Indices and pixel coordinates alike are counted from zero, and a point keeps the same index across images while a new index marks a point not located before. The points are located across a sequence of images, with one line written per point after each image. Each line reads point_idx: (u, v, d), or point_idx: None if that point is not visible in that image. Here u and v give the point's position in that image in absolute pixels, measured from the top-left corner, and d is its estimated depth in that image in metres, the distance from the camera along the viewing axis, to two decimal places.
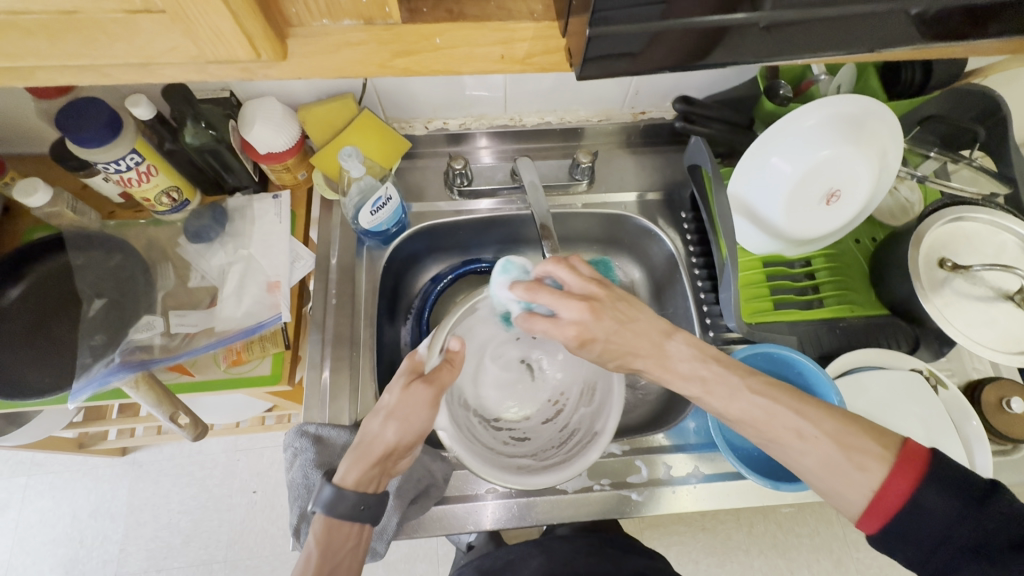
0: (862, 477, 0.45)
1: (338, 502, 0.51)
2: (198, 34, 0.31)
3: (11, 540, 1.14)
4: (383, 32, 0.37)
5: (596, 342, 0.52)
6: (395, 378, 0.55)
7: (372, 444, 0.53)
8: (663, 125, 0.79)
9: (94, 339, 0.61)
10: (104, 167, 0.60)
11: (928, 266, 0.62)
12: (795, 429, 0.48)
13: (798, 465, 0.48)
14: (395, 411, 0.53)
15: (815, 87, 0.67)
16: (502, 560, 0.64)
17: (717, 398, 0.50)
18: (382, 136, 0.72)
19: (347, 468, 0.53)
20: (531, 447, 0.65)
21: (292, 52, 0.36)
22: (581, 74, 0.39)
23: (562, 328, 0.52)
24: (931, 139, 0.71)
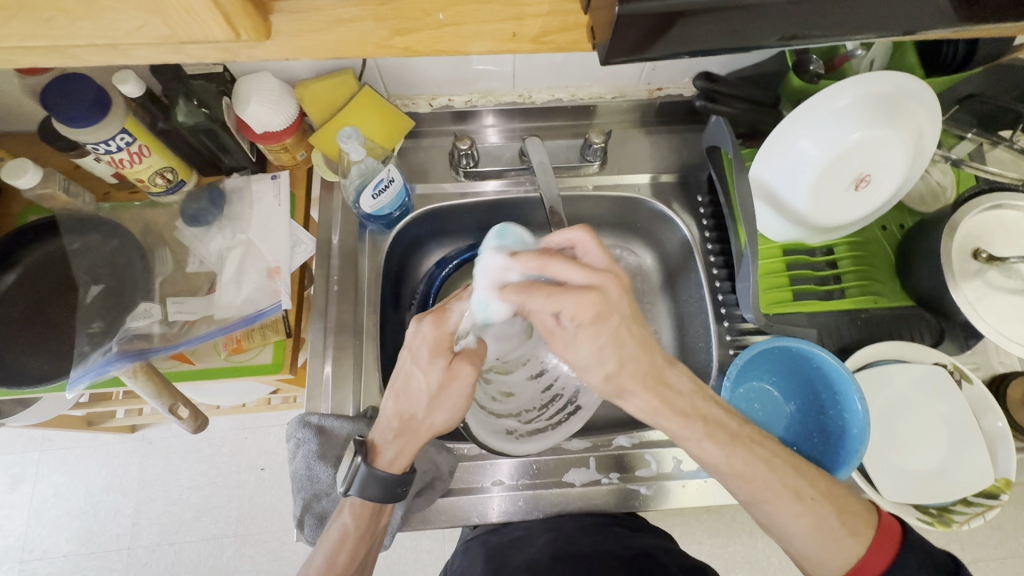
0: (850, 543, 0.45)
1: (367, 485, 0.53)
2: (170, 13, 0.28)
3: (27, 513, 1.16)
4: (379, 8, 0.33)
5: (602, 333, 0.45)
6: (433, 360, 0.51)
7: (423, 429, 0.53)
8: (680, 103, 0.74)
9: (92, 327, 0.60)
10: (94, 148, 0.57)
11: (961, 257, 0.59)
12: (792, 489, 0.47)
13: (782, 526, 0.48)
14: (441, 394, 0.52)
15: (850, 63, 0.63)
16: (508, 537, 0.61)
17: (720, 443, 0.49)
18: (384, 114, 0.68)
19: (398, 455, 0.53)
20: (518, 399, 0.68)
21: (278, 31, 0.32)
22: (605, 60, 0.35)
23: (577, 297, 0.43)
24: (967, 120, 0.67)
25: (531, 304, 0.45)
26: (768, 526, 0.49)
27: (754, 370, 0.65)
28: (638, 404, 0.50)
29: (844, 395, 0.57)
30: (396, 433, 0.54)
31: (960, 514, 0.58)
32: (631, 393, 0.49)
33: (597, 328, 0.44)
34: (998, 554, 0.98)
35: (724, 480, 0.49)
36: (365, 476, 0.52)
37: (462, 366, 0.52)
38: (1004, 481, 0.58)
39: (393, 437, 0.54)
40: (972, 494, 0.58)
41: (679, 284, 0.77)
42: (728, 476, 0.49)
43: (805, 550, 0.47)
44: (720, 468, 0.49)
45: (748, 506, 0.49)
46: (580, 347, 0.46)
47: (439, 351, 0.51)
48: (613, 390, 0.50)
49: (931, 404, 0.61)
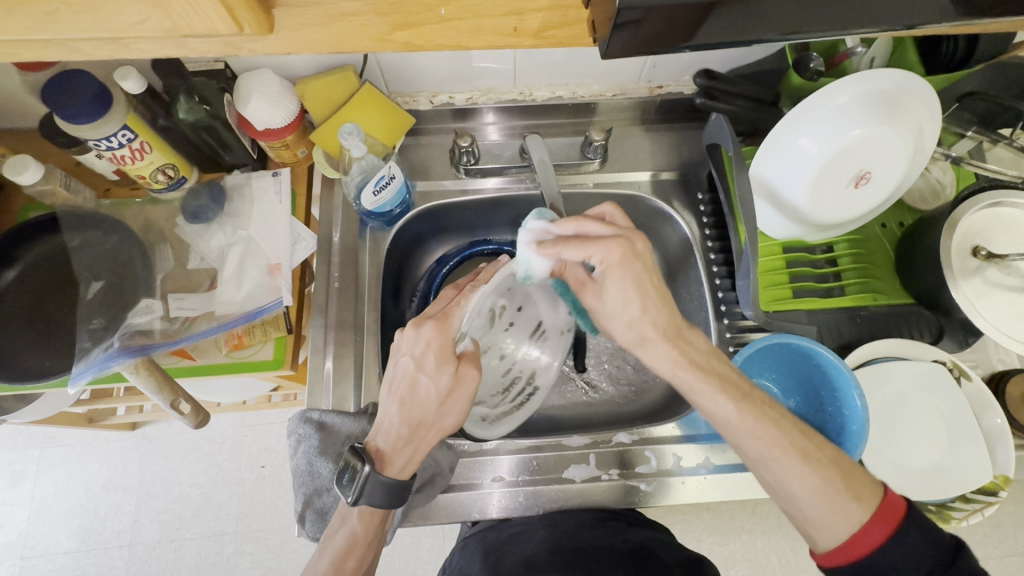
0: (851, 510, 0.45)
1: (373, 491, 0.51)
2: (172, 6, 0.28)
3: (28, 510, 1.16)
4: (381, 2, 0.33)
5: (628, 276, 0.50)
6: (441, 366, 0.52)
7: (430, 433, 0.54)
8: (681, 100, 0.75)
9: (93, 322, 0.60)
10: (95, 144, 0.57)
11: (960, 254, 0.59)
12: (798, 447, 0.48)
13: (788, 487, 0.48)
14: (449, 399, 0.53)
15: (850, 60, 0.62)
16: (505, 533, 0.60)
17: (733, 398, 0.50)
18: (384, 111, 0.68)
19: (409, 461, 0.53)
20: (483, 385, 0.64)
21: (280, 26, 0.32)
22: (605, 54, 0.35)
23: (606, 244, 0.48)
24: (968, 118, 0.67)
25: (563, 256, 0.49)
26: (775, 487, 0.49)
27: (753, 367, 0.65)
28: (658, 354, 0.53)
29: (842, 392, 0.58)
30: (406, 440, 0.53)
31: (959, 511, 0.60)
32: (650, 342, 0.53)
33: (625, 271, 0.49)
34: (997, 553, 0.98)
35: (731, 436, 0.50)
36: (374, 484, 0.51)
37: (469, 368, 0.53)
38: (1003, 477, 0.58)
39: (405, 443, 0.53)
40: (971, 491, 0.58)
41: (678, 281, 0.77)
42: (736, 429, 0.50)
43: (807, 512, 0.47)
44: (732, 425, 0.50)
45: (755, 465, 0.50)
46: (613, 293, 0.51)
47: (445, 357, 0.52)
48: (635, 337, 0.54)
49: (930, 401, 0.61)
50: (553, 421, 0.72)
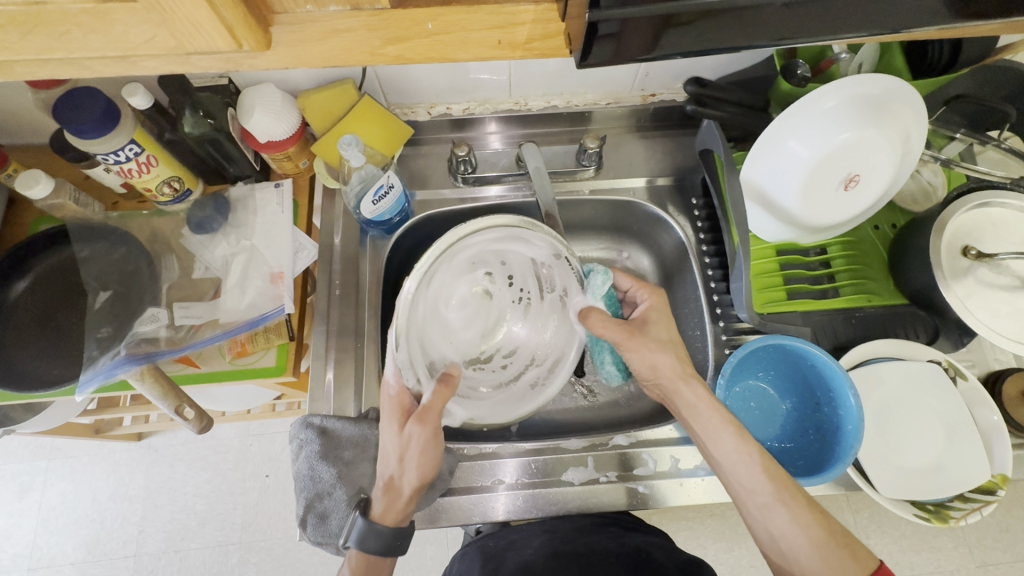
0: (852, 565, 0.48)
1: (366, 538, 0.54)
2: (176, 25, 0.29)
3: (35, 521, 1.17)
4: (371, 18, 0.34)
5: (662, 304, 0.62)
6: (390, 424, 0.54)
7: (403, 490, 0.54)
8: (673, 108, 0.76)
9: (100, 331, 0.62)
10: (104, 158, 0.59)
11: (951, 254, 0.60)
12: (805, 500, 0.52)
13: (792, 537, 0.50)
14: (406, 455, 0.53)
15: (836, 66, 0.64)
16: (504, 540, 0.62)
17: (750, 442, 0.54)
18: (383, 122, 0.70)
19: (385, 507, 0.55)
20: (510, 346, 0.61)
21: (277, 42, 0.34)
22: (581, 63, 0.36)
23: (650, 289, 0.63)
24: (956, 120, 0.67)
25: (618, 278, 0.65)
26: (774, 540, 0.52)
27: (749, 368, 0.66)
28: (691, 394, 0.57)
29: (838, 392, 0.58)
30: (384, 491, 0.55)
31: (957, 510, 0.58)
32: (687, 379, 0.57)
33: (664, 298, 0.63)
34: (1006, 558, 0.97)
35: (737, 474, 0.53)
36: (362, 529, 0.54)
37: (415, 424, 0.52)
38: (1001, 476, 0.58)
39: (383, 501, 0.55)
40: (969, 490, 0.59)
41: (675, 285, 0.77)
42: (737, 464, 0.53)
43: (804, 565, 0.49)
44: (744, 462, 0.53)
45: (761, 511, 0.52)
46: (657, 329, 0.61)
47: (399, 415, 0.54)
48: (679, 371, 0.58)
49: (927, 399, 0.61)
50: (553, 425, 0.73)
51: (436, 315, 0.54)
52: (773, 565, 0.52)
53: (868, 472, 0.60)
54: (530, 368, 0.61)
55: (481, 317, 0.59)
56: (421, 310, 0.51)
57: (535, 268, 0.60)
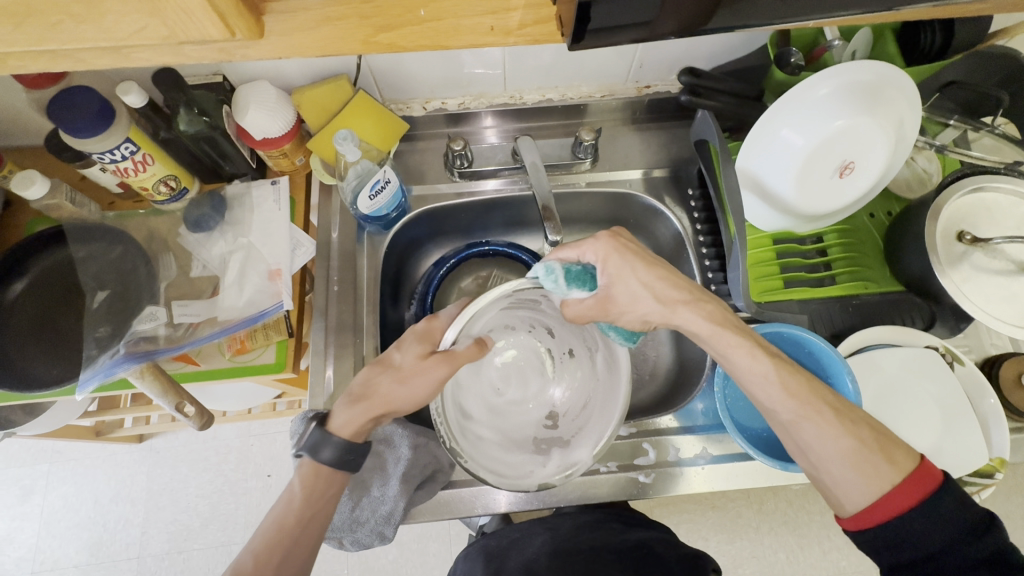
0: (886, 469, 0.45)
1: (320, 445, 0.52)
2: (167, 16, 0.29)
3: (38, 524, 1.17)
4: (364, 6, 0.35)
5: (626, 260, 0.54)
6: (410, 341, 0.55)
7: (380, 399, 0.53)
8: (668, 99, 0.76)
9: (99, 331, 0.62)
10: (99, 157, 0.59)
11: (946, 240, 0.60)
12: (833, 407, 0.48)
13: (818, 447, 0.47)
14: (406, 377, 0.53)
15: (829, 54, 0.64)
16: (506, 539, 0.63)
17: (768, 357, 0.50)
18: (378, 117, 0.70)
19: (348, 419, 0.52)
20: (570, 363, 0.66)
21: (270, 31, 0.34)
22: (574, 46, 0.36)
23: (594, 244, 0.55)
24: (949, 107, 0.67)
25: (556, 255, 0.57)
26: (806, 453, 0.49)
27: None
28: (693, 318, 0.53)
29: (835, 378, 0.59)
30: (356, 402, 0.53)
31: (957, 492, 0.60)
32: (681, 308, 0.54)
33: (620, 256, 0.54)
34: None
35: (757, 393, 0.51)
36: (316, 438, 0.52)
37: (437, 359, 0.52)
38: (999, 460, 0.60)
39: (360, 414, 0.53)
40: (970, 473, 0.60)
41: None
42: (757, 385, 0.50)
43: (834, 471, 0.47)
44: (765, 380, 0.50)
45: (787, 428, 0.49)
46: (624, 285, 0.54)
47: (424, 342, 0.55)
48: (665, 309, 0.54)
49: (925, 384, 0.62)
50: None
51: (495, 410, 0.63)
52: (810, 477, 0.50)
53: None
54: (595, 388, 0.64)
55: (523, 372, 0.66)
56: (481, 431, 0.60)
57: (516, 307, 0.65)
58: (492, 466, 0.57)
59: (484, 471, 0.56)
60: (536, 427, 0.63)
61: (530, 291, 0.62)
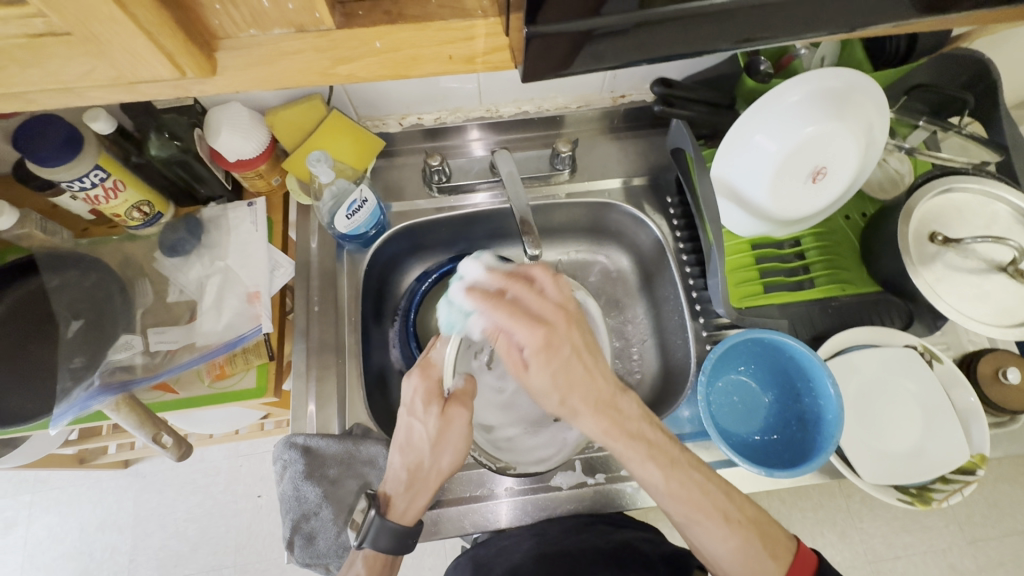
0: (772, 564, 0.48)
1: (380, 537, 0.53)
2: (113, 57, 0.28)
3: (21, 557, 1.15)
4: (318, 40, 0.32)
5: (554, 362, 0.49)
6: (426, 411, 0.55)
7: (431, 476, 0.56)
8: (644, 108, 0.77)
9: (74, 362, 0.60)
10: (69, 186, 0.58)
11: (919, 240, 0.61)
12: (722, 510, 0.50)
13: (710, 548, 0.50)
14: (442, 439, 0.55)
15: (797, 61, 0.65)
16: (495, 547, 0.60)
17: (659, 466, 0.50)
18: (353, 136, 0.70)
19: (406, 505, 0.55)
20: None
21: (224, 67, 0.32)
22: (526, 76, 0.35)
23: (531, 330, 0.48)
24: (919, 108, 0.69)
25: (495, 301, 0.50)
26: (699, 547, 0.51)
27: (730, 362, 0.66)
28: (588, 425, 0.51)
29: (817, 381, 0.59)
30: (407, 485, 0.55)
31: (939, 492, 0.59)
32: (582, 415, 0.51)
33: (549, 358, 0.48)
34: (995, 533, 0.99)
35: (658, 498, 0.52)
36: (379, 528, 0.53)
37: (459, 409, 0.55)
38: (980, 456, 0.59)
39: (405, 491, 0.55)
40: (950, 471, 0.59)
41: (654, 283, 0.78)
42: (661, 493, 0.51)
43: (728, 571, 0.49)
44: (658, 489, 0.50)
45: (681, 525, 0.52)
46: (539, 377, 0.49)
47: (431, 399, 0.55)
48: (566, 411, 0.51)
49: (904, 383, 0.62)
50: None
51: (506, 407, 0.69)
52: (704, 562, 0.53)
53: (850, 458, 0.61)
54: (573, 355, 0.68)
55: (508, 364, 0.70)
56: (507, 432, 0.68)
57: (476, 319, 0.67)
58: (532, 456, 0.65)
59: (530, 468, 0.63)
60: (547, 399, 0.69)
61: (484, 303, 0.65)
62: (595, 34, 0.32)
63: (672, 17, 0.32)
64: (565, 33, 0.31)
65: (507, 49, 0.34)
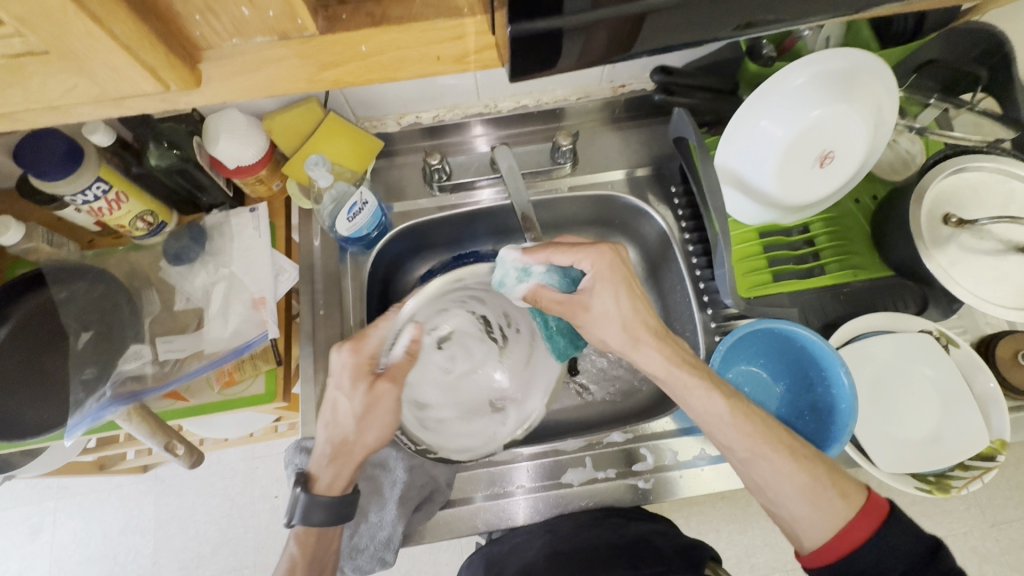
0: (841, 505, 0.46)
1: (312, 512, 0.54)
2: (95, 73, 0.28)
3: (49, 561, 1.17)
4: (302, 47, 0.31)
5: (619, 283, 0.55)
6: (354, 384, 0.56)
7: (357, 450, 0.57)
8: (645, 97, 0.75)
9: (85, 373, 0.61)
10: (72, 199, 0.58)
11: (932, 223, 0.59)
12: (788, 446, 0.50)
13: (775, 486, 0.49)
14: (368, 413, 0.56)
15: (801, 43, 0.64)
16: (508, 544, 0.60)
17: (725, 398, 0.51)
18: (352, 138, 0.70)
19: (332, 478, 0.56)
20: (506, 332, 0.70)
21: (209, 78, 0.32)
22: (515, 77, 0.34)
23: (598, 250, 0.54)
24: (929, 86, 0.66)
25: (554, 257, 0.57)
26: (762, 488, 0.50)
27: (740, 354, 0.65)
28: (652, 356, 0.54)
29: (830, 370, 0.58)
30: (332, 458, 0.56)
31: (959, 479, 0.58)
32: (644, 344, 0.54)
33: (615, 275, 0.54)
34: (1018, 515, 0.97)
35: (713, 433, 0.52)
36: (307, 503, 0.54)
37: (387, 389, 0.57)
38: (1000, 441, 0.58)
39: (330, 463, 0.56)
40: (969, 458, 0.58)
41: (661, 275, 0.77)
42: (714, 427, 0.51)
43: (792, 509, 0.48)
44: (725, 420, 0.51)
45: (744, 465, 0.51)
46: (603, 303, 0.55)
47: (359, 375, 0.56)
48: (629, 339, 0.55)
49: (920, 369, 0.61)
50: (553, 426, 0.72)
51: (449, 388, 0.67)
52: (766, 511, 0.52)
53: (866, 448, 0.60)
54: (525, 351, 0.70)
55: (463, 346, 0.69)
56: (441, 413, 0.66)
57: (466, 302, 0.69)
58: (458, 443, 0.64)
59: (455, 455, 0.63)
60: (490, 390, 0.68)
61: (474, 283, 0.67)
62: (583, 28, 0.30)
63: (664, 7, 0.30)
64: (555, 30, 0.30)
65: (495, 47, 0.33)
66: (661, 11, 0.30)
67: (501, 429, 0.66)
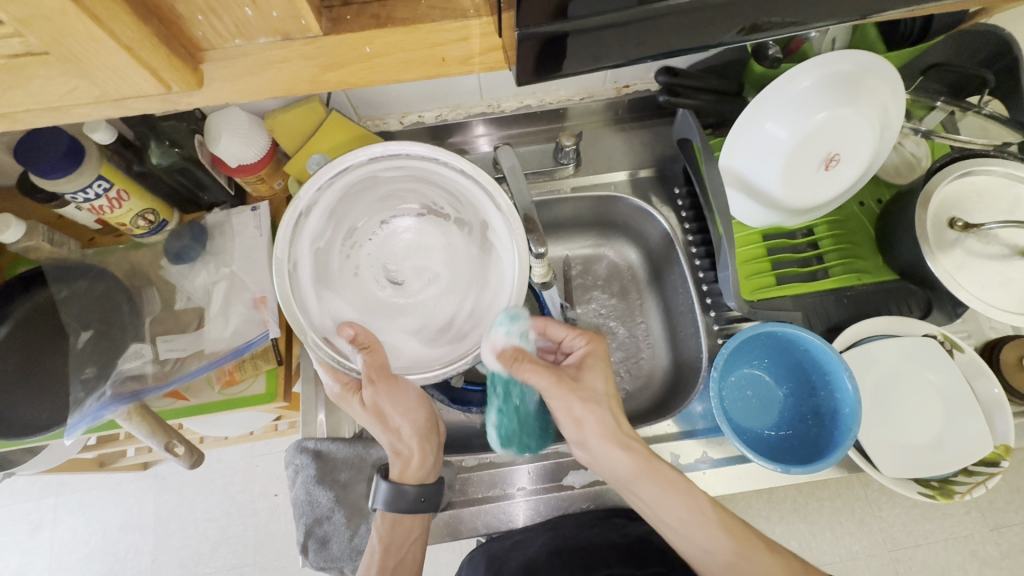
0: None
1: (398, 498, 0.56)
2: (96, 74, 0.27)
3: (47, 559, 1.17)
4: (306, 48, 0.31)
5: (603, 363, 0.58)
6: (353, 405, 0.56)
7: (410, 443, 0.58)
8: (648, 98, 0.75)
9: (85, 372, 0.60)
10: (73, 197, 0.58)
11: (937, 227, 0.59)
12: (766, 542, 0.53)
13: None
14: (385, 416, 0.56)
15: (807, 46, 0.63)
16: (510, 541, 0.61)
17: (700, 495, 0.53)
18: (355, 137, 0.68)
19: (402, 469, 0.57)
20: (418, 207, 0.59)
21: (212, 78, 0.31)
22: (522, 79, 0.34)
23: (592, 337, 0.59)
24: (937, 88, 0.66)
25: (550, 326, 0.59)
26: None
27: (743, 357, 0.65)
28: (620, 460, 0.54)
29: (833, 375, 0.58)
30: (395, 455, 0.58)
31: (962, 485, 0.58)
32: (627, 448, 0.54)
33: (599, 357, 0.58)
34: (1019, 519, 0.97)
35: (693, 539, 0.52)
36: (389, 491, 0.57)
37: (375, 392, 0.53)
38: (1004, 447, 0.57)
39: (398, 459, 0.58)
40: (972, 463, 0.58)
41: (664, 276, 0.76)
42: (693, 528, 0.52)
43: None
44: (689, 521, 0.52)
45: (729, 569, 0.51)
46: (592, 378, 0.57)
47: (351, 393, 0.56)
48: (618, 436, 0.55)
49: (924, 373, 0.61)
50: None
51: (444, 284, 0.57)
52: None
53: (869, 453, 0.60)
54: (434, 194, 0.58)
55: (410, 254, 0.58)
56: (466, 304, 0.56)
57: (350, 237, 0.57)
58: (495, 311, 0.55)
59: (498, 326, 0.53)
60: (469, 249, 0.58)
61: (319, 226, 0.55)
62: (591, 31, 0.30)
63: (674, 10, 0.30)
64: (562, 33, 0.30)
65: (501, 50, 0.33)
66: (672, 12, 0.30)
67: (502, 217, 0.55)
